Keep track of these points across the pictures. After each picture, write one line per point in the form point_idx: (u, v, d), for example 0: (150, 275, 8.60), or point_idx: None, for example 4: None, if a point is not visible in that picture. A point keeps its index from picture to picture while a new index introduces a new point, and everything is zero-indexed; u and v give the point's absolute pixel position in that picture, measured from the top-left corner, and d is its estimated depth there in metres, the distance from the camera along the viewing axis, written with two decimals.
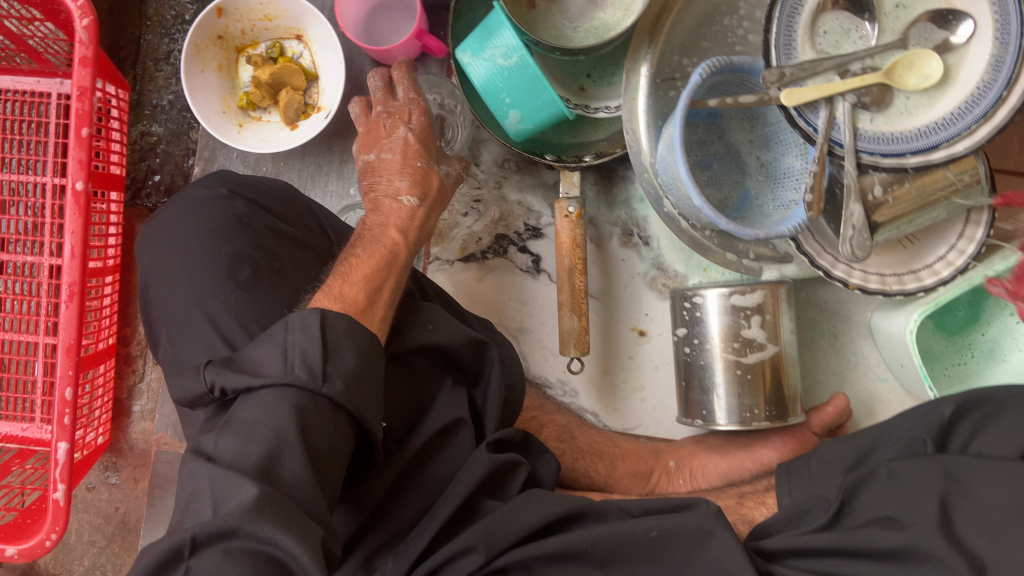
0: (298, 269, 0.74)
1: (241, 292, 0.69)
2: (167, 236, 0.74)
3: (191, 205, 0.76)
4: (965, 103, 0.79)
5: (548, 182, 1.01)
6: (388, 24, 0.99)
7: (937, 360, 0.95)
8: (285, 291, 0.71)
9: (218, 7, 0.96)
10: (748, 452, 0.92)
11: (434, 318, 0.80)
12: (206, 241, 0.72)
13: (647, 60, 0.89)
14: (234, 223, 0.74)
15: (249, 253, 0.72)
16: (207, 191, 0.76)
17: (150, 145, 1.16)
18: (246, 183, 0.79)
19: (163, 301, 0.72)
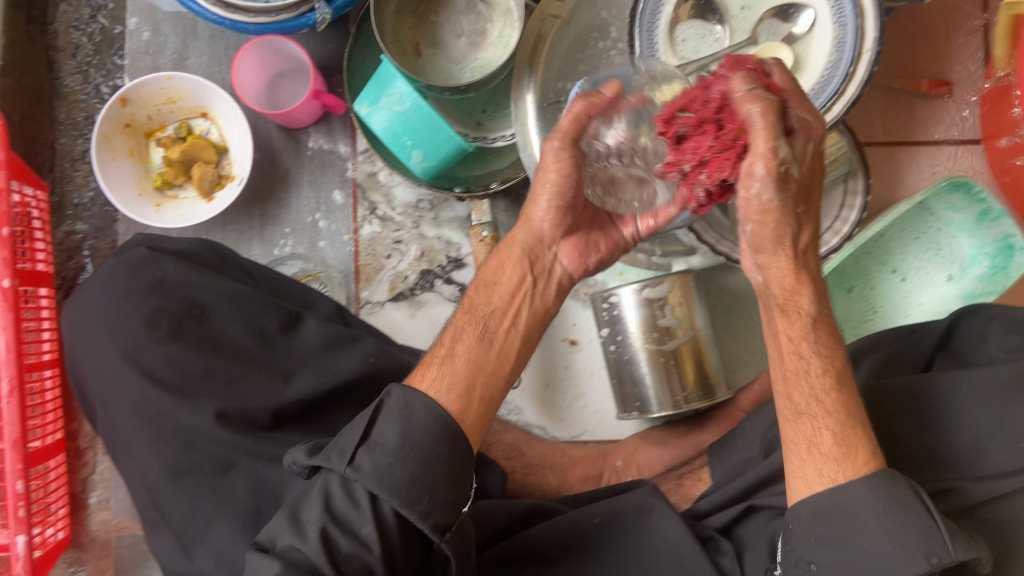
0: (216, 315, 0.78)
1: (165, 346, 0.75)
2: (91, 304, 0.79)
3: (111, 269, 0.80)
4: (817, 85, 0.88)
5: (461, 214, 1.06)
6: (287, 91, 1.06)
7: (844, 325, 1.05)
8: (205, 340, 0.77)
9: (121, 97, 1.01)
10: (687, 439, 0.97)
11: (375, 351, 0.81)
12: (123, 308, 0.77)
13: (530, 87, 0.96)
14: (148, 284, 0.78)
15: (168, 308, 0.77)
16: (119, 259, 0.81)
17: (77, 244, 1.15)
18: (160, 241, 0.83)
19: (94, 368, 0.77)
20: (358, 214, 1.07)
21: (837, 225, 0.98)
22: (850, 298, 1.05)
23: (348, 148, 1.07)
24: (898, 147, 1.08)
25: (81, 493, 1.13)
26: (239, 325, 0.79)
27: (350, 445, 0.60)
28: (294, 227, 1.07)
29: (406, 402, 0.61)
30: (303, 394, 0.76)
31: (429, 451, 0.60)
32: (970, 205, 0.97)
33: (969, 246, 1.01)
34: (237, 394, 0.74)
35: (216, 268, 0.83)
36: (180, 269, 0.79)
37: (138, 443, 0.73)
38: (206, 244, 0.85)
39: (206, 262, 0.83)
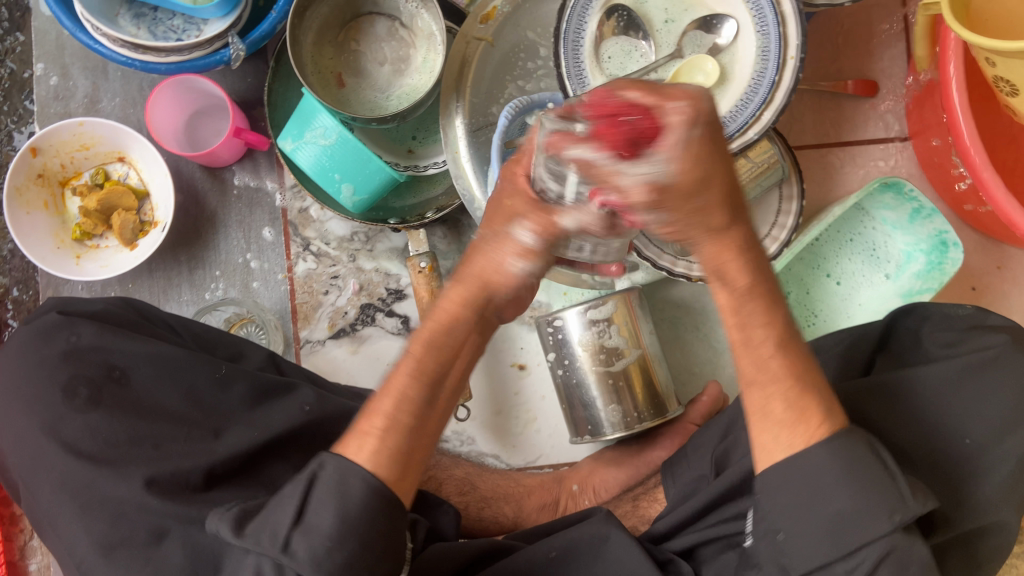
0: (141, 375, 0.74)
1: (83, 415, 0.70)
2: (8, 376, 0.74)
3: (27, 337, 0.76)
4: (745, 94, 0.89)
5: (398, 244, 1.03)
6: (207, 129, 1.02)
7: (789, 331, 1.05)
8: (128, 405, 0.72)
9: (31, 147, 0.96)
10: (641, 457, 0.96)
11: (310, 399, 0.79)
12: (38, 379, 0.73)
13: (459, 112, 0.95)
14: (63, 352, 0.74)
15: (85, 373, 0.73)
16: (30, 328, 0.76)
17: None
18: (83, 303, 0.79)
19: (12, 443, 0.72)
20: (291, 251, 1.03)
21: (775, 231, 0.99)
22: (788, 303, 1.06)
23: (275, 185, 1.03)
24: (830, 149, 1.09)
25: (20, 562, 1.06)
26: (167, 386, 0.74)
27: (284, 529, 0.58)
28: (224, 269, 1.03)
29: (340, 477, 0.59)
30: (237, 450, 0.72)
31: (369, 527, 0.59)
32: (902, 203, 0.98)
33: (904, 243, 1.01)
34: (169, 457, 0.69)
35: (137, 328, 0.79)
36: (96, 334, 0.75)
37: (62, 518, 0.68)
38: (126, 302, 0.82)
39: (125, 323, 0.79)
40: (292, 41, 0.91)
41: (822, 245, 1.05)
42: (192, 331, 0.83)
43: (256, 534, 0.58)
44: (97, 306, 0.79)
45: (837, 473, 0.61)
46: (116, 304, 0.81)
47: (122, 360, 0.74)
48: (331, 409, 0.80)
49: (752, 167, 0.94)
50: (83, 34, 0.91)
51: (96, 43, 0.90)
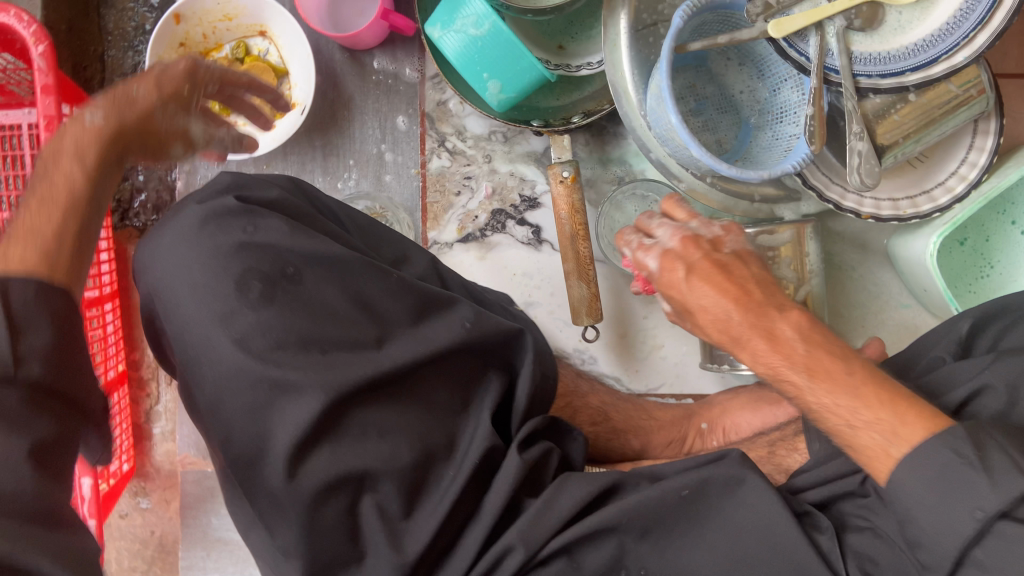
0: (318, 280, 0.68)
1: (256, 314, 0.66)
2: (168, 260, 0.68)
3: (187, 229, 0.69)
4: (961, 11, 0.76)
5: (538, 149, 0.98)
6: (350, 8, 0.96)
7: (958, 278, 0.93)
8: (303, 305, 0.67)
9: (175, 14, 0.93)
10: (781, 405, 0.88)
11: (470, 315, 0.72)
12: (210, 267, 0.66)
13: (624, 8, 0.83)
14: (234, 244, 0.67)
15: (258, 267, 0.67)
16: (200, 209, 0.69)
17: (132, 163, 1.09)
18: (243, 184, 0.72)
19: (175, 325, 0.67)
20: (426, 146, 0.99)
21: (962, 169, 0.86)
22: (962, 252, 0.93)
23: (415, 73, 0.98)
24: None
25: (145, 425, 1.10)
26: (334, 287, 0.69)
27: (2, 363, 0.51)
28: (358, 159, 0.99)
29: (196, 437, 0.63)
30: (400, 363, 0.68)
31: (61, 317, 0.56)
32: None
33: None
34: (338, 366, 0.66)
35: (310, 222, 0.73)
36: (285, 234, 0.68)
37: (231, 411, 0.66)
38: (294, 185, 0.77)
39: (298, 215, 0.72)
40: None
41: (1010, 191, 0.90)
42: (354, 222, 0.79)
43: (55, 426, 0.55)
44: (269, 196, 0.71)
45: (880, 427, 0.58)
46: (275, 183, 0.74)
47: (296, 257, 0.68)
48: (493, 329, 0.73)
49: (953, 96, 0.82)
50: None
51: None
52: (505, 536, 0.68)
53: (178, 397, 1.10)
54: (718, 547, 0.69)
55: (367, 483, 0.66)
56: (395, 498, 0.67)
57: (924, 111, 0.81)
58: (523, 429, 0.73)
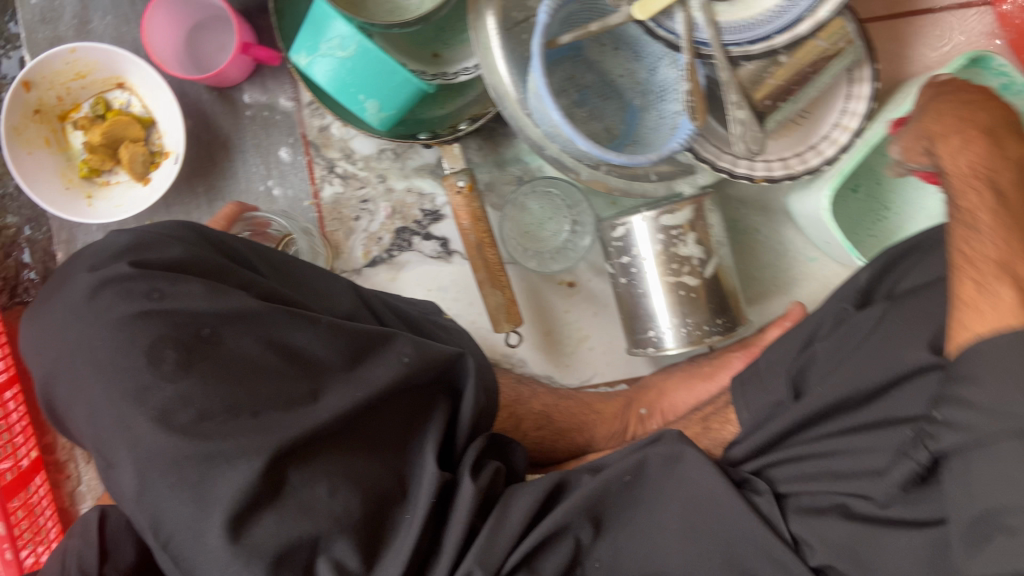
0: (237, 339, 0.62)
1: (175, 385, 0.59)
2: (65, 329, 0.63)
3: (84, 302, 0.63)
4: None
5: (432, 161, 0.95)
6: (210, 46, 0.92)
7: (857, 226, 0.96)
8: (223, 368, 0.61)
9: (23, 82, 0.87)
10: (713, 381, 0.90)
11: (409, 348, 0.68)
12: (116, 340, 0.60)
13: (490, 9, 0.82)
14: (136, 313, 0.60)
15: (168, 333, 0.60)
16: (92, 277, 0.63)
17: (9, 238, 1.02)
18: (141, 245, 0.65)
19: (75, 406, 0.62)
20: (315, 175, 0.96)
21: (844, 119, 0.88)
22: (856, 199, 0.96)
23: (291, 101, 0.94)
24: (902, 18, 0.97)
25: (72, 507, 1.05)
26: (252, 340, 0.63)
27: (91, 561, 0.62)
28: (247, 199, 0.95)
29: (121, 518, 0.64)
30: (340, 410, 0.63)
31: None
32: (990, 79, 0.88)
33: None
34: (274, 428, 0.59)
35: (222, 276, 0.66)
36: (201, 295, 0.62)
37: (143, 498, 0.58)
38: (191, 230, 0.69)
39: (208, 268, 0.66)
40: None
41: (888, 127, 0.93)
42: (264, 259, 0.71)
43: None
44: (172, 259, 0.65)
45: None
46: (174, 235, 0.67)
47: (214, 318, 0.62)
48: (429, 355, 0.69)
49: (823, 51, 0.83)
50: None
51: None
52: (462, 563, 0.66)
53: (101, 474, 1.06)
54: (666, 527, 0.70)
55: (317, 545, 0.60)
56: (353, 559, 0.61)
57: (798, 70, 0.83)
58: (467, 453, 0.72)
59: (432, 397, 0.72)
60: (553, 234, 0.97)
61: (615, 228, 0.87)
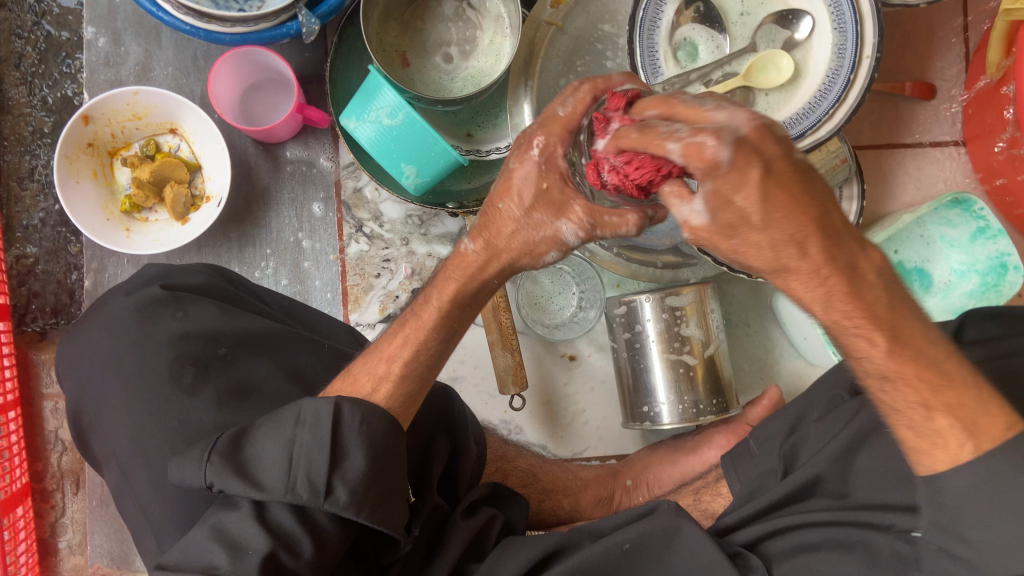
0: (253, 361, 0.68)
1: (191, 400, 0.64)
2: (95, 356, 0.68)
3: (111, 324, 0.69)
4: (818, 93, 0.88)
5: (454, 230, 1.02)
6: (263, 104, 1.00)
7: None
8: (235, 386, 0.66)
9: (83, 115, 0.93)
10: (696, 455, 0.95)
11: None
12: (140, 357, 0.66)
13: (527, 97, 0.93)
14: (164, 335, 0.67)
15: (190, 352, 0.66)
16: (128, 300, 0.70)
17: (28, 268, 1.04)
18: (169, 276, 0.73)
19: (103, 426, 0.66)
20: (343, 232, 1.02)
21: None
22: None
23: (329, 161, 1.01)
24: (886, 149, 1.09)
25: (51, 539, 1.03)
26: (267, 362, 0.68)
27: (322, 476, 0.55)
28: (274, 248, 1.01)
29: (364, 416, 0.57)
30: None
31: None
32: (968, 221, 0.99)
33: (958, 262, 1.02)
34: None
35: (239, 303, 0.74)
36: (216, 317, 0.70)
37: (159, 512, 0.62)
38: (216, 270, 0.77)
39: (227, 297, 0.74)
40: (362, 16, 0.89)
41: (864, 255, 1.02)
42: (276, 301, 0.80)
43: (291, 484, 0.55)
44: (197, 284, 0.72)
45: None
46: (199, 274, 0.75)
47: (231, 339, 0.68)
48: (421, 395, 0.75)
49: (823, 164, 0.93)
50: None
51: (159, 11, 0.88)
52: None
53: (86, 506, 1.05)
54: None
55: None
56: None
57: None
58: (467, 498, 0.74)
59: (430, 435, 0.74)
60: (560, 308, 1.03)
61: (619, 306, 0.93)
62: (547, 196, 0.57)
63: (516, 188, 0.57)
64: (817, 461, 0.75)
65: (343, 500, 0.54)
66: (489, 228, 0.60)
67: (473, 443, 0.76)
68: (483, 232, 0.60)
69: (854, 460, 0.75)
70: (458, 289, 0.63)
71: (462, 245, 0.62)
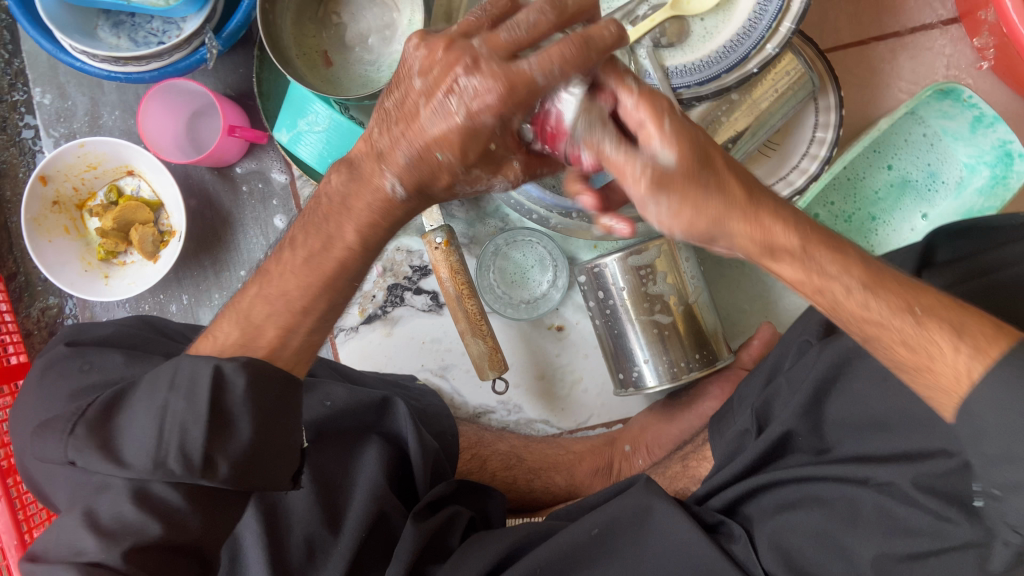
0: None
1: None
2: (26, 421, 0.71)
3: (37, 377, 0.74)
4: (758, 7, 0.79)
5: (415, 221, 1.00)
6: (205, 130, 1.00)
7: None
8: None
9: (40, 176, 0.95)
10: (692, 410, 0.93)
11: (332, 393, 0.72)
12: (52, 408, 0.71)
13: None
14: (70, 389, 0.69)
15: None
16: (39, 361, 0.75)
17: (56, 318, 1.09)
18: (79, 330, 0.78)
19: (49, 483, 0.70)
20: None
21: (813, 148, 0.90)
22: None
23: (282, 174, 1.01)
24: (870, 44, 0.97)
25: None
26: None
27: (198, 449, 0.52)
28: (248, 268, 1.02)
29: (251, 379, 0.53)
30: None
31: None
32: (962, 111, 0.88)
33: (966, 155, 0.92)
34: None
35: (150, 346, 0.77)
36: (122, 365, 0.72)
37: None
38: (141, 322, 0.82)
39: (139, 341, 0.77)
40: (266, 25, 0.87)
41: (853, 167, 0.95)
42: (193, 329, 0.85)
43: (161, 458, 0.52)
44: (107, 332, 0.77)
45: (1000, 387, 0.48)
46: (115, 325, 0.79)
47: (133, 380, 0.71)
48: (350, 402, 0.73)
49: (783, 80, 0.84)
50: (64, 55, 0.88)
51: (77, 63, 0.87)
52: None
53: None
54: None
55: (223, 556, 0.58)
56: None
57: (756, 106, 0.84)
58: (425, 497, 0.73)
59: (363, 440, 0.73)
60: (535, 284, 1.00)
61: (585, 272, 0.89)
62: (490, 155, 0.53)
63: (461, 141, 0.50)
64: (787, 414, 0.70)
65: (224, 474, 0.52)
66: (430, 176, 0.53)
67: (429, 438, 0.74)
68: (412, 172, 0.53)
69: (824, 408, 0.70)
70: (368, 229, 0.57)
71: (386, 183, 0.54)
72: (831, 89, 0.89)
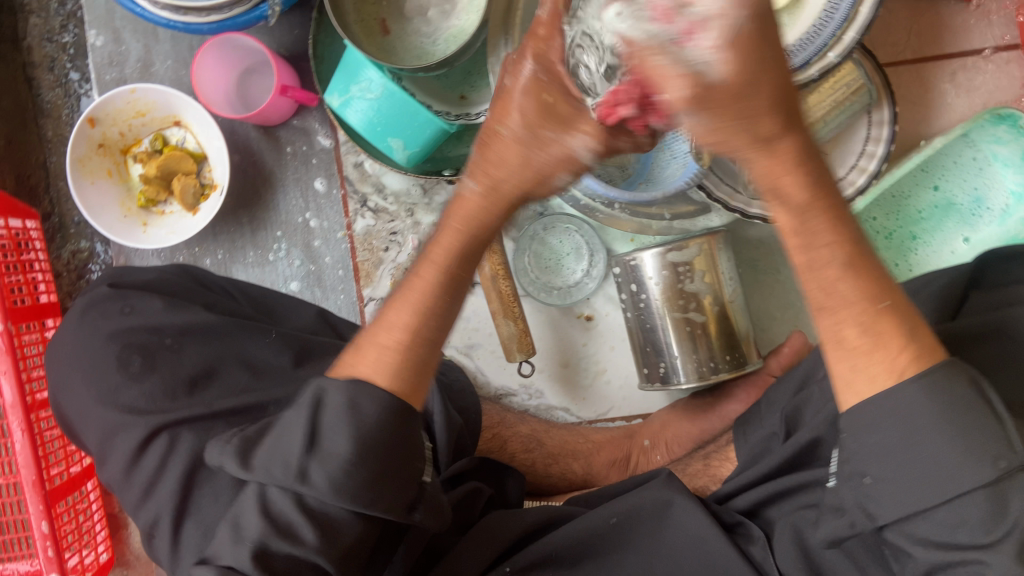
0: (194, 348, 0.72)
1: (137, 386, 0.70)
2: (70, 359, 0.73)
3: (80, 317, 0.75)
4: (824, 13, 0.78)
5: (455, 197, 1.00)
6: (255, 87, 1.00)
7: None
8: (177, 371, 0.70)
9: (89, 118, 0.96)
10: (715, 411, 0.93)
11: None
12: (92, 350, 0.72)
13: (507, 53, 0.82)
14: (111, 329, 0.73)
15: (138, 342, 0.72)
16: (81, 300, 0.76)
17: (86, 262, 1.10)
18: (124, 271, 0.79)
19: (80, 420, 0.71)
20: (348, 208, 1.02)
21: (862, 161, 0.89)
22: None
23: (327, 138, 1.01)
24: (929, 63, 0.96)
25: (120, 513, 1.13)
26: (211, 351, 0.72)
27: (296, 457, 0.53)
28: (285, 229, 1.03)
29: (350, 397, 0.55)
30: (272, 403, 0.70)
31: None
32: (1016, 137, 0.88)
33: (1014, 182, 0.92)
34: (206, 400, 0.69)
35: (189, 294, 0.78)
36: (161, 309, 0.74)
37: (129, 505, 0.68)
38: (182, 271, 0.82)
39: (179, 291, 0.78)
40: None
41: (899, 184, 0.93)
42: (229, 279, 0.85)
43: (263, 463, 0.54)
44: (148, 278, 0.78)
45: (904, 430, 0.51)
46: (156, 273, 0.80)
47: (171, 328, 0.72)
48: None
49: (839, 91, 0.84)
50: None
51: (138, 8, 0.87)
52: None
53: None
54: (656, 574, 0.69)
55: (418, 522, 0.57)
56: None
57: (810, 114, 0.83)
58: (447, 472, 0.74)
59: None
60: (568, 271, 1.00)
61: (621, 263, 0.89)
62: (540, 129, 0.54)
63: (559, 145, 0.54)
64: (818, 422, 0.69)
65: (319, 484, 0.53)
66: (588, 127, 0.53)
67: (456, 412, 0.75)
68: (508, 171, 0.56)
69: None
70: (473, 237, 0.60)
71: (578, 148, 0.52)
72: (887, 104, 0.88)
